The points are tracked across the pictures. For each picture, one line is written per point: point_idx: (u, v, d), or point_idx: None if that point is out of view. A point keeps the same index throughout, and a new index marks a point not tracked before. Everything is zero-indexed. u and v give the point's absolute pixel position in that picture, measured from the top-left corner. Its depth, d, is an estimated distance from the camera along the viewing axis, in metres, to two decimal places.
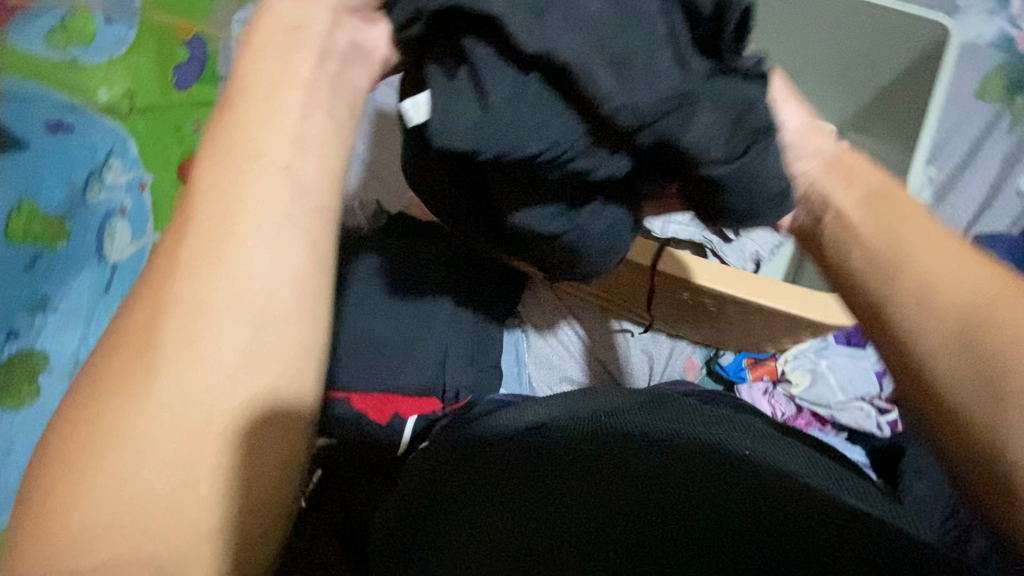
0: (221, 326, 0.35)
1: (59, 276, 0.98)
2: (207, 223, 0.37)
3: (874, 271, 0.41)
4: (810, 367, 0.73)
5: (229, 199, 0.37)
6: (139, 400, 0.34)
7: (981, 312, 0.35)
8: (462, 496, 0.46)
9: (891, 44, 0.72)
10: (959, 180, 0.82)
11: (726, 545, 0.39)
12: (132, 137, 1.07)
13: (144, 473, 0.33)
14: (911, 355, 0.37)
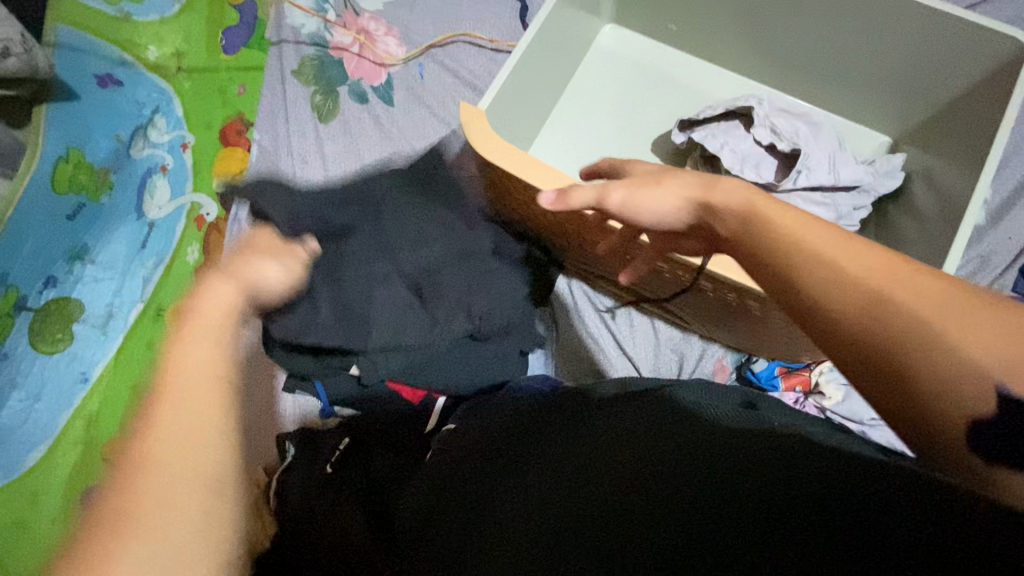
0: (191, 356, 0.36)
1: (99, 228, 1.00)
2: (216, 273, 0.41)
3: (781, 262, 0.39)
4: (845, 381, 0.72)
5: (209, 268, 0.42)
6: (126, 454, 0.33)
7: (880, 300, 0.34)
8: (475, 478, 0.49)
9: (961, 57, 0.70)
10: (1015, 205, 0.79)
11: (709, 500, 0.37)
12: (178, 97, 1.09)
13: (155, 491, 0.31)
14: (911, 372, 0.32)
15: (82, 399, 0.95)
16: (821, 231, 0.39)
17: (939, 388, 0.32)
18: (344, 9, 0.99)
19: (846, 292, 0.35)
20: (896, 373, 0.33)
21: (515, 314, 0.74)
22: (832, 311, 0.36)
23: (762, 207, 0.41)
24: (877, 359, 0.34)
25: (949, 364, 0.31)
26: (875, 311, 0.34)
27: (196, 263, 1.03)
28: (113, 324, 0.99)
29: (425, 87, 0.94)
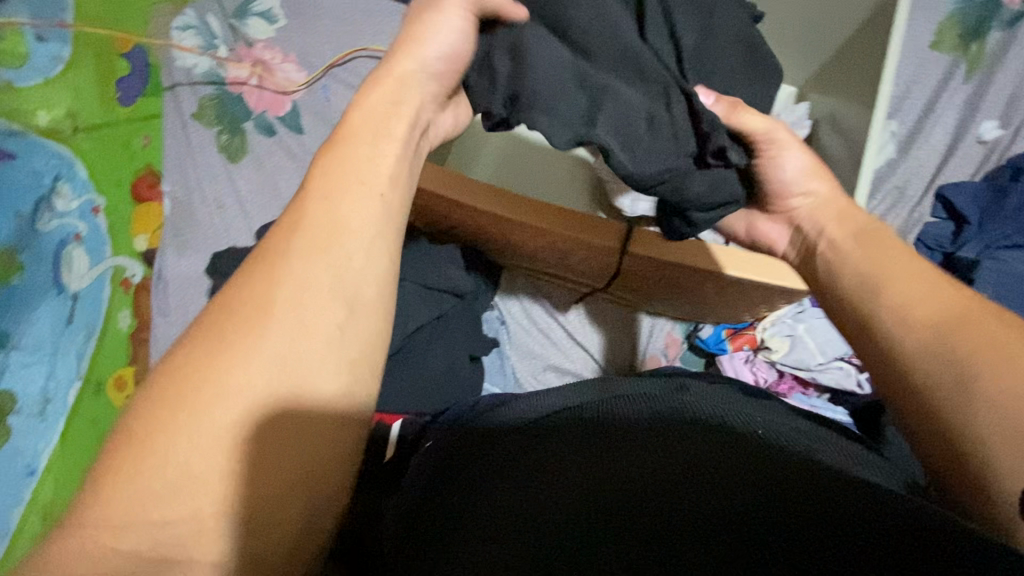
0: (312, 347, 0.39)
1: (17, 312, 0.89)
2: (294, 267, 0.40)
3: (869, 284, 0.48)
4: (789, 333, 0.73)
5: (326, 222, 0.42)
6: (184, 406, 0.36)
7: (944, 330, 0.43)
8: (484, 467, 0.46)
9: None
10: (921, 132, 0.82)
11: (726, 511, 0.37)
12: (79, 160, 1.00)
13: (217, 442, 0.36)
14: (963, 418, 0.40)
15: (32, 490, 0.89)
16: (914, 270, 0.47)
17: (970, 420, 0.39)
18: (236, 42, 0.95)
19: (917, 324, 0.44)
20: (925, 402, 0.42)
21: (461, 325, 0.74)
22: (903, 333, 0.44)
23: (887, 236, 0.51)
24: (917, 387, 0.42)
25: (978, 407, 0.39)
26: (937, 339, 0.42)
27: (131, 327, 1.05)
28: (52, 410, 0.92)
29: (332, 108, 0.91)
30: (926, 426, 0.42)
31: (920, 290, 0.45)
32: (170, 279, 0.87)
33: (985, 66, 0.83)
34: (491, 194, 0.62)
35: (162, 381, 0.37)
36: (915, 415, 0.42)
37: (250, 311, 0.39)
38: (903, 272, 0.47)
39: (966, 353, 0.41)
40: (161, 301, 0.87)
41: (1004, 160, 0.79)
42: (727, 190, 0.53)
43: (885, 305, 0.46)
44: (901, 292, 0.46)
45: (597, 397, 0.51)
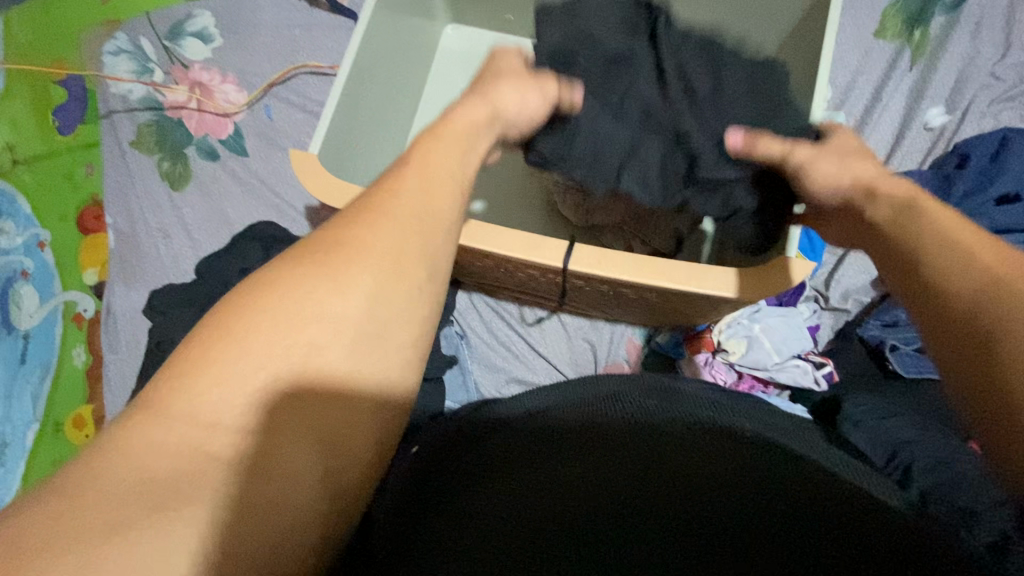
0: (329, 329, 0.35)
1: None
2: (368, 247, 0.37)
3: (906, 244, 0.42)
4: (745, 333, 0.73)
5: (400, 209, 0.39)
6: (182, 393, 0.32)
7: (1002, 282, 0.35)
8: (472, 476, 0.41)
9: None
10: (868, 123, 0.82)
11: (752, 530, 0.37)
12: (21, 194, 0.98)
13: (275, 420, 0.33)
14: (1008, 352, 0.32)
15: None
16: (971, 238, 0.40)
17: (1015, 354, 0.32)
18: (171, 64, 0.92)
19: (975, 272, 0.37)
20: (968, 340, 0.35)
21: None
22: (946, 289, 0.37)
23: (923, 203, 0.43)
24: (968, 331, 0.35)
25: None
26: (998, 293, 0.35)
27: (87, 363, 0.96)
28: (11, 454, 0.91)
29: (275, 127, 0.89)
30: (969, 371, 0.34)
31: (970, 245, 0.39)
32: (119, 315, 0.85)
33: (929, 51, 0.82)
34: None
35: (205, 340, 0.34)
36: (963, 365, 0.35)
37: (334, 268, 0.36)
38: (963, 229, 0.40)
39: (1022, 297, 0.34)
40: (110, 338, 0.85)
41: (951, 146, 0.78)
42: (733, 202, 0.50)
43: (925, 271, 0.39)
44: (937, 242, 0.40)
45: (588, 389, 0.44)
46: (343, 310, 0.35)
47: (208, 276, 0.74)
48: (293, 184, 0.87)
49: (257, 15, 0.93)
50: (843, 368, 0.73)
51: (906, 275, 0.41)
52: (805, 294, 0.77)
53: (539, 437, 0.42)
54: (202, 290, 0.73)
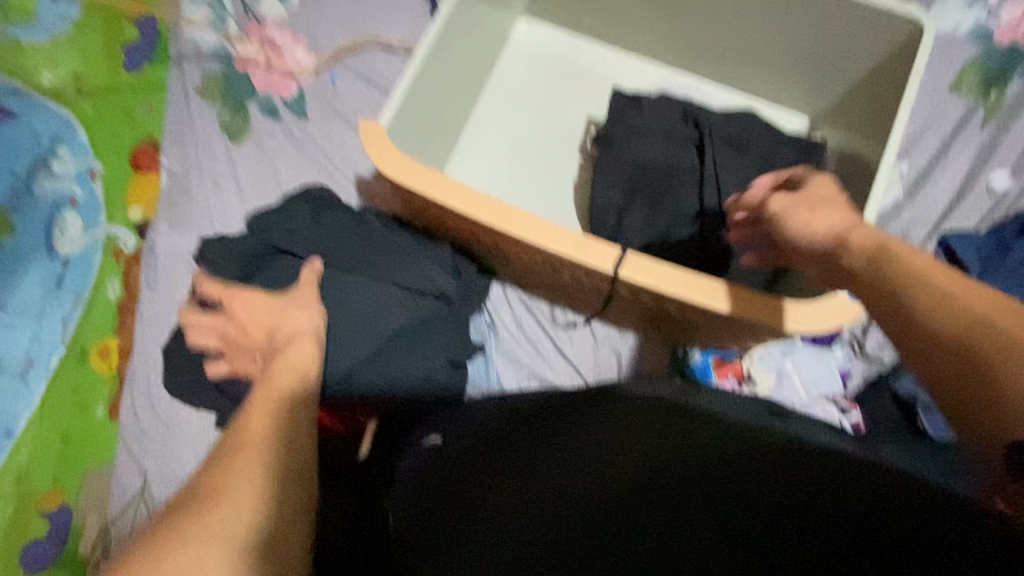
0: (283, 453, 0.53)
1: (7, 272, 0.92)
2: (260, 402, 0.58)
3: (887, 284, 0.46)
4: (776, 367, 0.73)
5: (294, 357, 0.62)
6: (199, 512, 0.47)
7: (980, 322, 0.40)
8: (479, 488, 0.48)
9: (862, 37, 0.70)
10: (930, 177, 0.81)
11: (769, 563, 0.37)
12: (80, 123, 1.00)
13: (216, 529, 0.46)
14: (1001, 386, 0.37)
15: (8, 453, 0.87)
16: (944, 277, 0.43)
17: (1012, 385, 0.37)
18: (245, 18, 0.93)
19: (962, 308, 0.41)
20: (972, 369, 0.39)
21: (446, 333, 0.72)
22: (933, 328, 0.42)
23: (895, 247, 0.47)
24: (963, 367, 0.39)
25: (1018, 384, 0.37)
26: (967, 332, 0.40)
27: (119, 297, 0.97)
28: (34, 373, 0.91)
29: (338, 95, 0.90)
30: (963, 390, 0.39)
31: (953, 289, 0.42)
32: (161, 254, 0.87)
33: (1003, 114, 0.81)
34: (486, 203, 0.61)
35: (192, 504, 0.49)
36: (964, 392, 0.39)
37: (241, 468, 0.51)
38: (921, 263, 0.45)
39: (1010, 328, 0.39)
40: (149, 275, 0.87)
41: (1012, 212, 0.77)
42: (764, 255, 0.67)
43: (906, 308, 0.44)
44: (915, 281, 0.44)
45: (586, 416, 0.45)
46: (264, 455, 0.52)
47: (256, 230, 0.75)
48: (347, 153, 0.88)
49: None
50: (870, 418, 0.73)
51: (890, 315, 0.45)
52: (841, 337, 0.76)
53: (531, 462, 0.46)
54: (249, 243, 0.74)
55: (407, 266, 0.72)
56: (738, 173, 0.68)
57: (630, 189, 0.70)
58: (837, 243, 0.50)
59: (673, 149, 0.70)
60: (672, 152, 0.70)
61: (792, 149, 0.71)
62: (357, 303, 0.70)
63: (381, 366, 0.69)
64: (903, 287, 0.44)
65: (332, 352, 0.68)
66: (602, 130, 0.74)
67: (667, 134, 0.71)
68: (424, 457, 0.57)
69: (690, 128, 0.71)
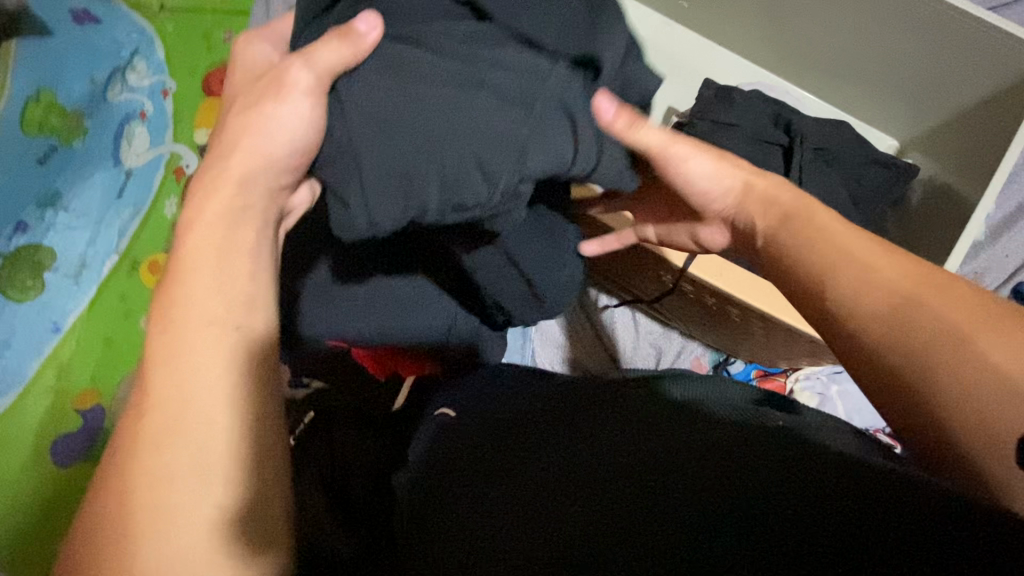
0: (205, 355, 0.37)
1: (73, 173, 0.94)
2: (182, 363, 0.36)
3: (820, 264, 0.40)
4: (820, 391, 0.72)
5: (211, 281, 0.39)
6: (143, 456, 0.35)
7: (908, 303, 0.36)
8: (487, 460, 0.46)
9: (980, 66, 0.66)
10: (1017, 221, 0.77)
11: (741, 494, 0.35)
12: (160, 39, 1.00)
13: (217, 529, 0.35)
14: (930, 372, 0.34)
15: (53, 347, 0.91)
16: (865, 248, 0.40)
17: (959, 385, 0.33)
18: None
19: (878, 305, 0.37)
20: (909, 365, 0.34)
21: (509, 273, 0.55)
22: (859, 315, 0.37)
23: (813, 209, 0.44)
24: (896, 363, 0.35)
25: (958, 391, 0.33)
26: (897, 317, 0.36)
27: (175, 217, 0.96)
28: (86, 276, 0.93)
29: None
30: (883, 376, 0.36)
31: (880, 266, 0.38)
32: None
33: None
34: None
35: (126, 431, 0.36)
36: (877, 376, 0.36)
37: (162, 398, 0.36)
38: (845, 237, 0.41)
39: (932, 304, 0.35)
40: None
41: None
42: None
43: (838, 294, 0.38)
44: (847, 263, 0.39)
45: (583, 399, 0.50)
46: (244, 407, 0.36)
47: None
48: None
49: None
50: None
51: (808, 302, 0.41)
52: None
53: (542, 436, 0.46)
54: None
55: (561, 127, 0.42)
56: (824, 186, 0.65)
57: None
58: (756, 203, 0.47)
59: (757, 151, 0.68)
60: (757, 152, 0.68)
61: (883, 171, 0.68)
62: (452, 128, 0.40)
63: (398, 308, 0.63)
64: (826, 264, 0.40)
65: (385, 189, 0.41)
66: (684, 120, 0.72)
67: (756, 133, 0.68)
68: (433, 427, 0.55)
69: (778, 130, 0.69)
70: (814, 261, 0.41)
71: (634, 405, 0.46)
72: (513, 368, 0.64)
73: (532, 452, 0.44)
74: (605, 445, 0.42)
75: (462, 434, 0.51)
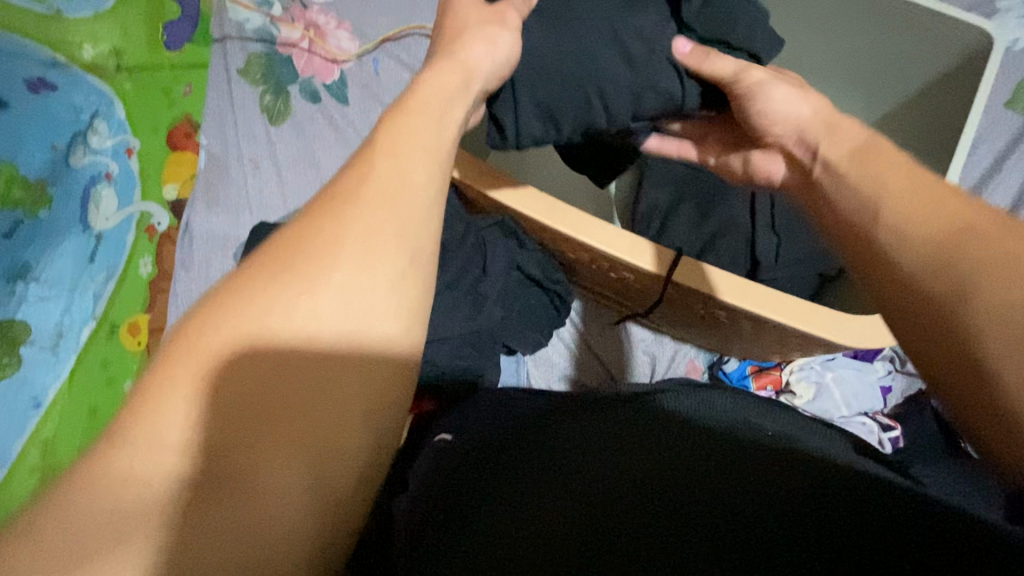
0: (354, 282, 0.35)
1: (42, 245, 0.90)
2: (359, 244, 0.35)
3: (867, 209, 0.41)
4: (816, 379, 0.73)
5: (368, 208, 0.36)
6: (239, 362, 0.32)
7: (963, 231, 0.35)
8: (489, 475, 0.46)
9: (926, 49, 0.69)
10: (982, 192, 0.79)
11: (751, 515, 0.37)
12: (119, 99, 0.99)
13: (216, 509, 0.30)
14: (967, 306, 0.32)
15: (36, 424, 0.86)
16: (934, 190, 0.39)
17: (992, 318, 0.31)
18: (291, 3, 0.95)
19: (920, 235, 0.36)
20: (947, 317, 0.33)
21: (500, 269, 0.68)
22: (901, 259, 0.36)
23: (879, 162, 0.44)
24: (938, 305, 0.33)
25: (993, 316, 0.30)
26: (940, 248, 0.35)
27: (151, 276, 0.96)
28: (64, 345, 0.90)
29: (379, 82, 0.91)
30: (929, 331, 0.34)
31: (933, 205, 0.38)
32: (197, 235, 0.88)
33: None
34: (538, 201, 0.60)
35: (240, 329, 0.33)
36: (923, 332, 0.34)
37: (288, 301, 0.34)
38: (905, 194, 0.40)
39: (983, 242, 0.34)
40: (185, 256, 0.88)
41: None
42: (813, 264, 0.68)
43: (888, 220, 0.39)
44: (894, 202, 0.39)
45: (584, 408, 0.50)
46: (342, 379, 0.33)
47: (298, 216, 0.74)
48: None
49: None
50: None
51: (863, 242, 0.40)
52: (882, 352, 0.74)
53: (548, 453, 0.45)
54: (289, 226, 0.73)
55: (642, 53, 0.50)
56: None
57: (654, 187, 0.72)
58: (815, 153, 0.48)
59: None
60: None
61: None
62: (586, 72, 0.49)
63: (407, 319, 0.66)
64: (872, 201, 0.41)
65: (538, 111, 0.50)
66: None
67: None
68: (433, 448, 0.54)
69: None
70: (866, 208, 0.41)
71: (650, 422, 0.45)
72: (517, 391, 0.63)
73: (535, 468, 0.45)
74: (671, 491, 0.40)
75: (462, 449, 0.51)
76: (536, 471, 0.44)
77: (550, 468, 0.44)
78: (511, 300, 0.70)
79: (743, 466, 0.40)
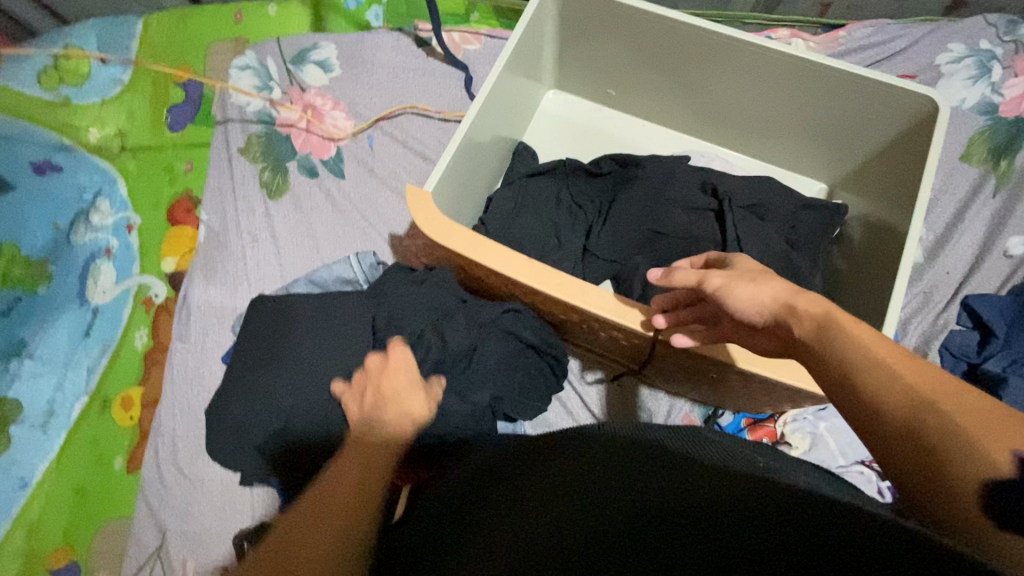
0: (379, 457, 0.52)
1: (37, 321, 0.90)
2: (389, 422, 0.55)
3: (836, 367, 0.43)
4: (810, 430, 0.74)
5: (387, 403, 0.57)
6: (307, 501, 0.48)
7: (925, 404, 0.37)
8: (485, 509, 0.51)
9: (880, 114, 0.74)
10: (949, 240, 0.83)
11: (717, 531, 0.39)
12: (122, 177, 1.02)
13: None
14: (947, 463, 0.35)
15: (20, 507, 0.82)
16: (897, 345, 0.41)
17: (981, 465, 0.33)
18: (289, 86, 1.01)
19: (900, 387, 0.38)
20: (928, 470, 0.36)
21: (485, 326, 0.69)
22: (878, 410, 0.39)
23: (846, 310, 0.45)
24: (913, 459, 0.37)
25: (980, 467, 0.33)
26: (911, 411, 0.37)
27: (147, 347, 0.96)
28: (56, 423, 0.88)
29: (374, 157, 0.97)
30: (918, 474, 0.36)
31: (888, 359, 0.40)
32: (195, 306, 0.90)
33: (1012, 183, 0.85)
34: (525, 265, 0.63)
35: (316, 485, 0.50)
36: (911, 471, 0.37)
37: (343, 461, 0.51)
38: (867, 333, 0.42)
39: (943, 405, 0.36)
40: (182, 327, 0.90)
41: None
42: None
43: (861, 382, 0.40)
44: (869, 368, 0.40)
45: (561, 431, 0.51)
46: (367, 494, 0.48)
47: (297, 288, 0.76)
48: (381, 212, 0.94)
49: (374, 56, 1.03)
50: None
51: (841, 391, 0.42)
52: None
53: (528, 482, 0.49)
54: (286, 297, 0.74)
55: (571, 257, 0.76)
56: (761, 236, 0.72)
57: (624, 252, 0.76)
58: (791, 307, 0.48)
59: (694, 218, 0.76)
60: (701, 216, 0.76)
61: (815, 214, 0.76)
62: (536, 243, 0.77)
63: None
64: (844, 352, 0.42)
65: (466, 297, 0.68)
66: (619, 181, 0.81)
67: (688, 204, 0.76)
68: (445, 481, 0.59)
69: (708, 195, 0.77)
70: (839, 354, 0.42)
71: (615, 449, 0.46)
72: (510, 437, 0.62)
73: (521, 495, 0.49)
74: (652, 535, 0.42)
75: (465, 478, 0.57)
76: (520, 497, 0.49)
77: (531, 497, 0.48)
78: (506, 360, 0.71)
79: (705, 489, 0.41)
